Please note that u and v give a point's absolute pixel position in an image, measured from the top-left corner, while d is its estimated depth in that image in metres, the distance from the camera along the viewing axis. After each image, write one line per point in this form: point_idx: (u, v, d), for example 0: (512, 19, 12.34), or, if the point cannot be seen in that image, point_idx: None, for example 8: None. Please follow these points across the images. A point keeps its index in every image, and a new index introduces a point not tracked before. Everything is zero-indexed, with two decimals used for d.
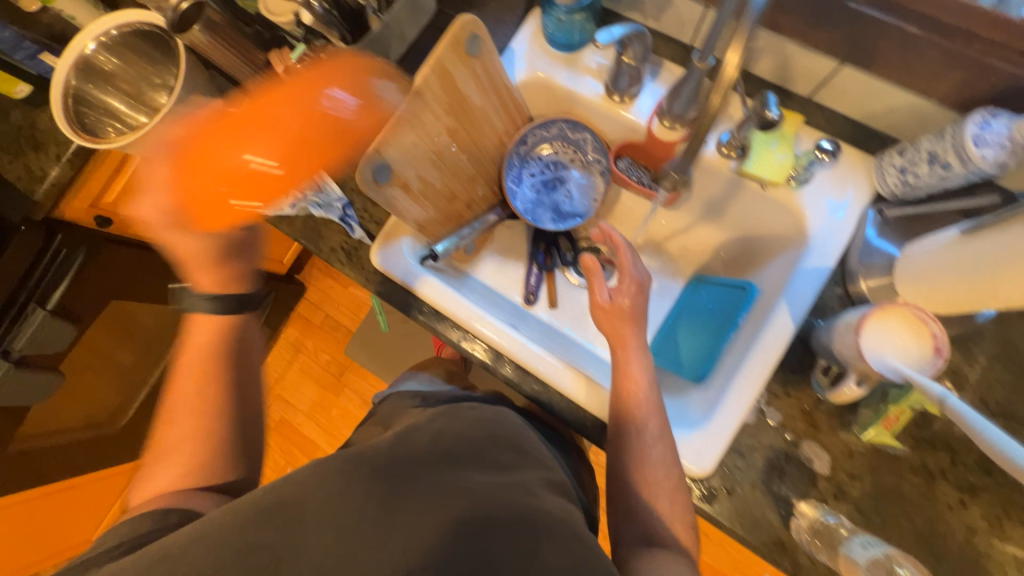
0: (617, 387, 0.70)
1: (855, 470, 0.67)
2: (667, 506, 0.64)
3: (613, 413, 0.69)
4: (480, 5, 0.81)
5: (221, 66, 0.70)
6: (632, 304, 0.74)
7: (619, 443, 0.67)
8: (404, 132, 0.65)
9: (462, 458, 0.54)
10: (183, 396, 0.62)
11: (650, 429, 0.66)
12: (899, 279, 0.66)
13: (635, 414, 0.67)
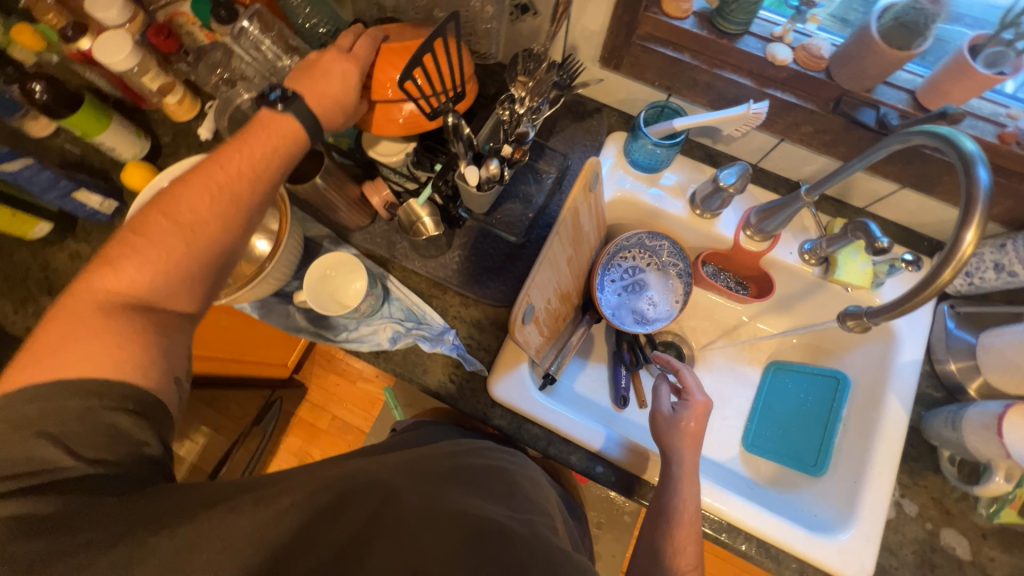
0: (659, 501, 0.69)
1: (993, 551, 0.70)
2: None
3: (649, 522, 0.69)
4: (563, 132, 0.89)
5: (326, 204, 0.75)
6: (693, 420, 0.73)
7: (649, 552, 0.66)
8: (543, 272, 0.67)
9: (452, 480, 0.56)
10: (206, 175, 0.54)
11: (684, 553, 0.65)
12: (986, 366, 0.73)
13: (669, 517, 0.66)
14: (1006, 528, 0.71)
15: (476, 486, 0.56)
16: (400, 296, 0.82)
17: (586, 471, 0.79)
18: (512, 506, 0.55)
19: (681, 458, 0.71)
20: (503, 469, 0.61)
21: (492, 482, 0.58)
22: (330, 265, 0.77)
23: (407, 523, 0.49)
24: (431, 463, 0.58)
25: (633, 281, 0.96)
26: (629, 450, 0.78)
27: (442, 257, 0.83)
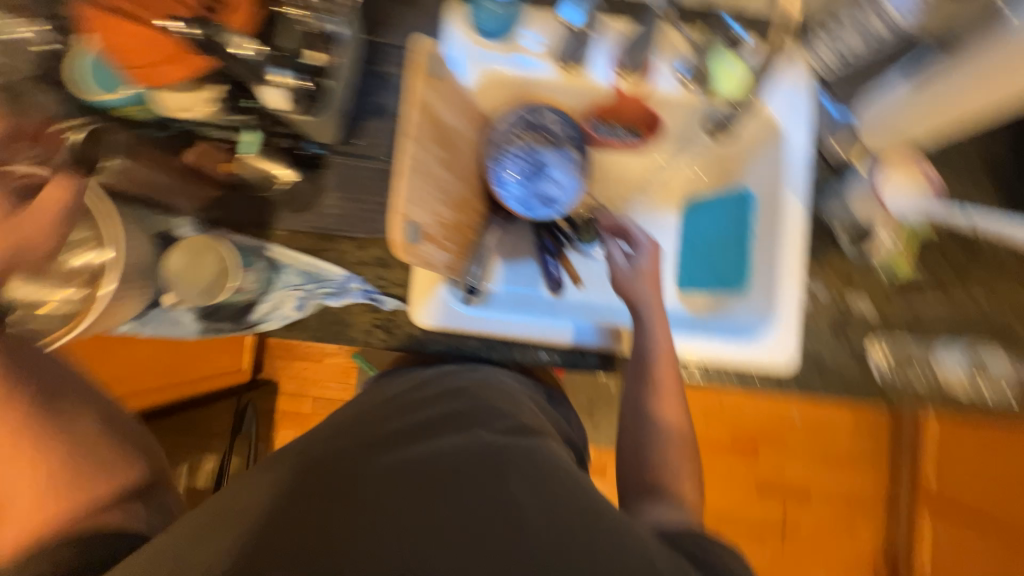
0: (636, 357, 0.77)
1: (892, 300, 0.79)
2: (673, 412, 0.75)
3: (632, 378, 0.76)
4: (395, 22, 0.78)
5: None
6: (648, 267, 0.79)
7: (636, 400, 0.76)
8: (417, 183, 0.62)
9: (432, 424, 0.59)
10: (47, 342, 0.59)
11: (665, 384, 0.75)
12: (865, 133, 0.77)
13: (647, 368, 0.75)
14: (903, 285, 0.79)
15: (437, 419, 0.60)
16: (289, 262, 0.75)
17: (530, 360, 0.82)
18: (482, 418, 0.59)
19: (649, 309, 0.77)
20: (462, 394, 0.65)
21: (453, 407, 0.62)
22: (197, 252, 0.69)
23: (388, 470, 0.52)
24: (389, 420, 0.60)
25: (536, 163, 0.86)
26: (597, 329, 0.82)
27: (316, 204, 0.76)
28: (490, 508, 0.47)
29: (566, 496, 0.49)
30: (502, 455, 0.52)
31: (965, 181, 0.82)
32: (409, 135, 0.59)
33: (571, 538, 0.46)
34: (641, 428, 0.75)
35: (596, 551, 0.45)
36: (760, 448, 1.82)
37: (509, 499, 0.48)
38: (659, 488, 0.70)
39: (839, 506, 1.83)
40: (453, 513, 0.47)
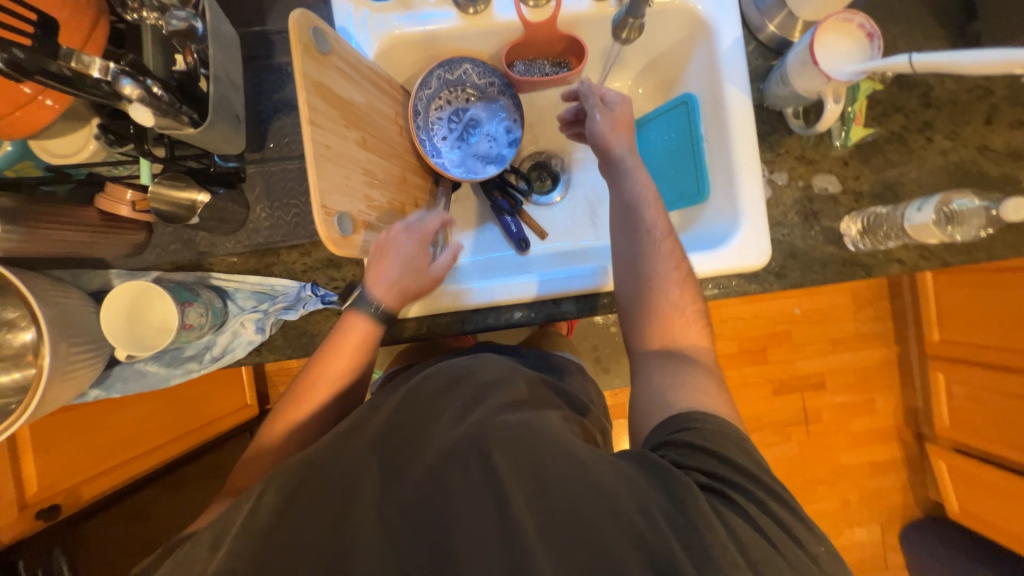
0: (619, 204, 0.72)
1: (855, 171, 0.76)
2: (678, 295, 0.66)
3: (623, 229, 0.71)
4: (274, 6, 0.71)
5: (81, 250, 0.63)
6: (620, 116, 0.75)
7: (628, 251, 0.69)
8: (332, 168, 0.57)
9: (433, 413, 0.57)
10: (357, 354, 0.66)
11: (658, 226, 0.69)
12: (795, 5, 0.70)
13: (636, 214, 0.70)
14: (860, 145, 0.76)
15: (432, 411, 0.57)
16: (236, 286, 0.72)
17: (507, 323, 0.76)
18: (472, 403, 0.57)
19: (624, 153, 0.73)
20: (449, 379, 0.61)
21: (441, 395, 0.59)
22: (136, 301, 0.63)
23: (391, 479, 0.51)
24: (381, 415, 0.58)
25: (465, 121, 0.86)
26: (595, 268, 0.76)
27: (247, 220, 0.71)
28: (484, 508, 0.47)
29: (563, 470, 0.49)
30: (496, 441, 0.50)
31: (909, 26, 0.77)
32: (308, 119, 0.55)
33: (569, 514, 0.46)
34: (639, 276, 0.68)
35: (585, 514, 0.46)
36: (768, 349, 1.85)
37: (503, 489, 0.47)
38: (672, 347, 0.64)
39: (855, 384, 1.87)
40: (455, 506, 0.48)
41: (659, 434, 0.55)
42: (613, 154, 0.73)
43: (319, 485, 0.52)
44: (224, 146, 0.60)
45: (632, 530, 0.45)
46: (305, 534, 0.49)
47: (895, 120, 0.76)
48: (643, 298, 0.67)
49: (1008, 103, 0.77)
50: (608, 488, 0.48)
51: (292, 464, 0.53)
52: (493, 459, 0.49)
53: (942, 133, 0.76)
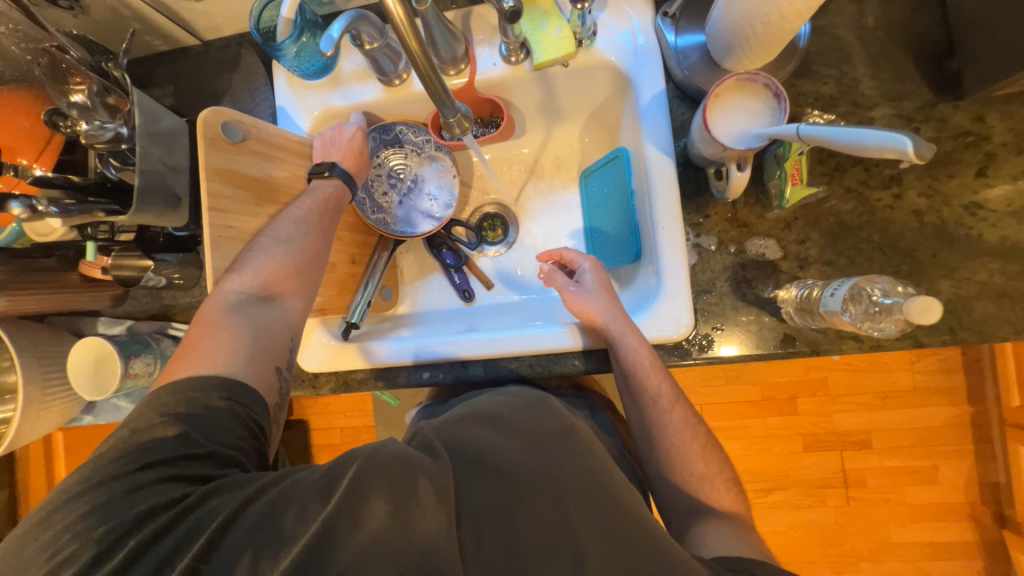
0: (620, 371, 0.69)
1: (800, 235, 0.67)
2: (703, 467, 0.67)
3: (630, 398, 0.70)
4: (229, 91, 0.82)
5: (74, 307, 0.77)
6: (599, 283, 0.72)
7: (641, 419, 0.70)
8: (231, 246, 0.66)
9: (495, 448, 0.57)
10: (323, 225, 0.69)
11: (663, 394, 0.67)
12: (719, 56, 0.64)
13: (647, 387, 0.67)
14: (805, 205, 0.67)
15: (503, 447, 0.57)
16: None
17: (417, 381, 0.79)
18: (536, 444, 0.58)
19: (609, 320, 0.68)
20: (497, 413, 0.64)
21: (507, 430, 0.61)
22: (98, 355, 0.74)
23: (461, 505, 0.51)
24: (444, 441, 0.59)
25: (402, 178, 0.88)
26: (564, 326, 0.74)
27: (201, 278, 0.80)
28: (559, 563, 0.47)
29: (642, 536, 0.49)
30: (572, 494, 0.52)
31: (871, 66, 0.67)
32: (208, 205, 0.62)
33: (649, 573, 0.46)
34: (657, 445, 0.69)
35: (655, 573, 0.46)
36: (798, 399, 1.59)
37: (580, 544, 0.48)
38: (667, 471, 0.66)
39: (912, 447, 1.54)
40: (530, 556, 0.47)
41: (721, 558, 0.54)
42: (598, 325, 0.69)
43: (411, 479, 0.51)
44: (160, 221, 0.70)
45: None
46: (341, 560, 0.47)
47: (853, 174, 0.66)
48: (666, 456, 0.68)
49: (1010, 150, 0.63)
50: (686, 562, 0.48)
51: (370, 457, 0.53)
52: (570, 513, 0.50)
53: (915, 189, 0.65)
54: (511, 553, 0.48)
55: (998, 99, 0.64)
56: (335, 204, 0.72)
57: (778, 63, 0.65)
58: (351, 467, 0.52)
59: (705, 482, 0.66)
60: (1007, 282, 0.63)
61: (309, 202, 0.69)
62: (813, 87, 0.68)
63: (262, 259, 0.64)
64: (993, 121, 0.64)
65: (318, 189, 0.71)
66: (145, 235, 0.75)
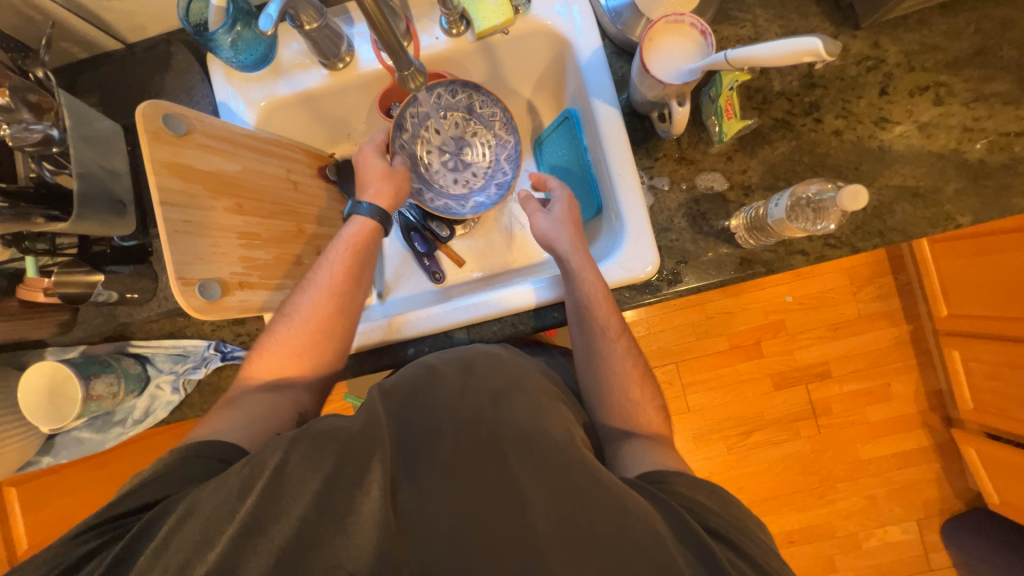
0: (572, 300, 0.70)
1: (741, 166, 0.73)
2: (639, 392, 0.67)
3: (579, 329, 0.70)
4: (163, 93, 0.79)
5: (14, 338, 0.71)
6: (566, 215, 0.75)
7: (585, 346, 0.70)
8: (192, 241, 0.62)
9: (445, 421, 0.57)
10: (339, 288, 0.69)
11: (611, 325, 0.68)
12: (646, 9, 0.68)
13: (596, 315, 0.68)
14: (742, 138, 0.73)
15: (449, 411, 0.58)
16: (153, 351, 0.78)
17: (403, 359, 0.79)
18: (485, 399, 0.59)
19: (568, 252, 0.72)
20: (440, 373, 0.63)
21: (455, 394, 0.60)
22: (51, 380, 0.69)
23: (405, 484, 0.52)
24: (383, 409, 0.58)
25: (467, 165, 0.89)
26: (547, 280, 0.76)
27: (158, 289, 0.76)
28: (502, 507, 0.49)
29: (577, 475, 0.50)
30: (512, 445, 0.53)
31: (781, 8, 0.74)
32: (161, 200, 0.59)
33: (580, 505, 0.48)
34: (598, 371, 0.69)
35: (595, 519, 0.47)
36: (762, 342, 1.69)
37: (518, 489, 0.50)
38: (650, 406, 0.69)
39: (865, 370, 1.68)
40: (477, 506, 0.50)
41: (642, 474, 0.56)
42: (557, 254, 0.72)
43: (335, 455, 0.52)
44: (107, 231, 0.66)
45: (646, 534, 0.46)
46: (342, 531, 0.48)
47: (779, 105, 0.73)
48: (606, 381, 0.68)
49: (904, 70, 0.72)
50: (616, 488, 0.50)
51: (295, 438, 0.53)
52: (511, 462, 0.52)
53: (832, 112, 0.73)
54: (460, 505, 0.50)
55: (888, 26, 0.72)
56: (360, 257, 0.71)
57: (700, 11, 0.71)
58: (274, 453, 0.51)
59: (643, 407, 0.66)
60: (919, 184, 0.71)
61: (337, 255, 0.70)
62: (734, 30, 0.74)
63: (276, 342, 0.67)
64: (886, 45, 0.72)
65: (347, 235, 0.72)
66: (88, 249, 0.72)
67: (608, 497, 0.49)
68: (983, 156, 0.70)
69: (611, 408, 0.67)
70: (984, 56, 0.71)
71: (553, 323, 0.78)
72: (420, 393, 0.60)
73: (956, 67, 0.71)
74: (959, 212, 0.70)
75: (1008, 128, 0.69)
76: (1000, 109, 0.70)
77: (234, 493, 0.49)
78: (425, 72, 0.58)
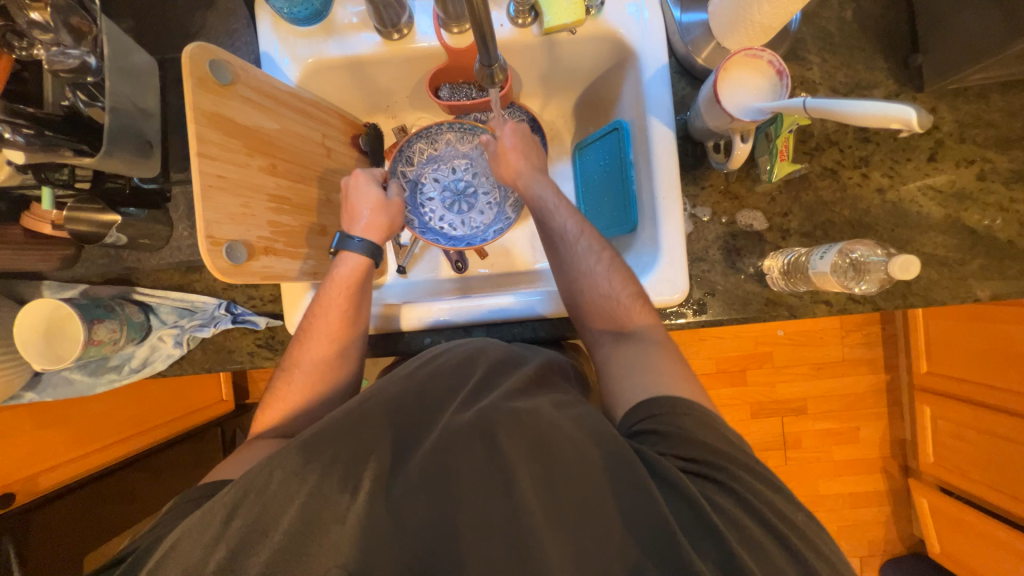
0: (534, 213, 0.74)
1: (783, 209, 0.73)
2: (609, 284, 0.67)
3: (547, 243, 0.72)
4: (204, 33, 0.75)
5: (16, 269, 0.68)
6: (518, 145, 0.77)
7: (554, 257, 0.71)
8: (223, 198, 0.58)
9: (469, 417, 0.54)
10: (338, 336, 0.69)
11: (569, 228, 0.71)
12: (720, 35, 0.67)
13: (551, 227, 0.72)
14: (789, 180, 0.73)
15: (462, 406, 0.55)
16: (159, 301, 0.76)
17: (416, 348, 0.78)
18: (477, 394, 0.56)
19: (519, 175, 0.75)
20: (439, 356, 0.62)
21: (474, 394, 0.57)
22: (51, 318, 0.66)
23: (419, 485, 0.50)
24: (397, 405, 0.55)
25: (471, 203, 0.89)
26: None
27: (171, 238, 0.73)
28: (494, 493, 0.48)
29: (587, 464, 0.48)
30: (500, 425, 0.51)
31: (848, 57, 0.74)
32: (198, 151, 0.56)
33: (577, 504, 0.48)
34: (568, 276, 0.69)
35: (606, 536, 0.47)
36: (748, 371, 1.73)
37: (534, 499, 0.47)
38: None
39: (839, 412, 1.74)
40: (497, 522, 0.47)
41: (640, 422, 0.55)
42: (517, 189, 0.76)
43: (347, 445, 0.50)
44: (131, 171, 0.63)
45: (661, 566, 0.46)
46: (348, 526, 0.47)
47: (829, 155, 0.74)
48: (576, 283, 0.68)
49: (955, 140, 0.73)
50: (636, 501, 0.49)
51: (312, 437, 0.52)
52: (527, 459, 0.50)
53: (879, 170, 0.73)
54: (476, 518, 0.47)
55: (947, 93, 0.73)
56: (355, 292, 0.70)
57: (772, 46, 0.70)
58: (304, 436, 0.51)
59: (617, 296, 0.66)
60: (948, 254, 0.73)
61: (332, 295, 0.69)
62: (799, 71, 0.74)
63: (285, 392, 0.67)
64: (942, 112, 0.73)
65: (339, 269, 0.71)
66: (105, 186, 0.67)
67: (606, 480, 0.48)
68: (1011, 237, 0.72)
69: (595, 327, 0.67)
70: None
71: (572, 333, 0.77)
72: (438, 390, 0.58)
73: (1005, 145, 0.72)
74: (979, 287, 0.72)
75: None
76: None
77: None
78: (503, 69, 0.57)
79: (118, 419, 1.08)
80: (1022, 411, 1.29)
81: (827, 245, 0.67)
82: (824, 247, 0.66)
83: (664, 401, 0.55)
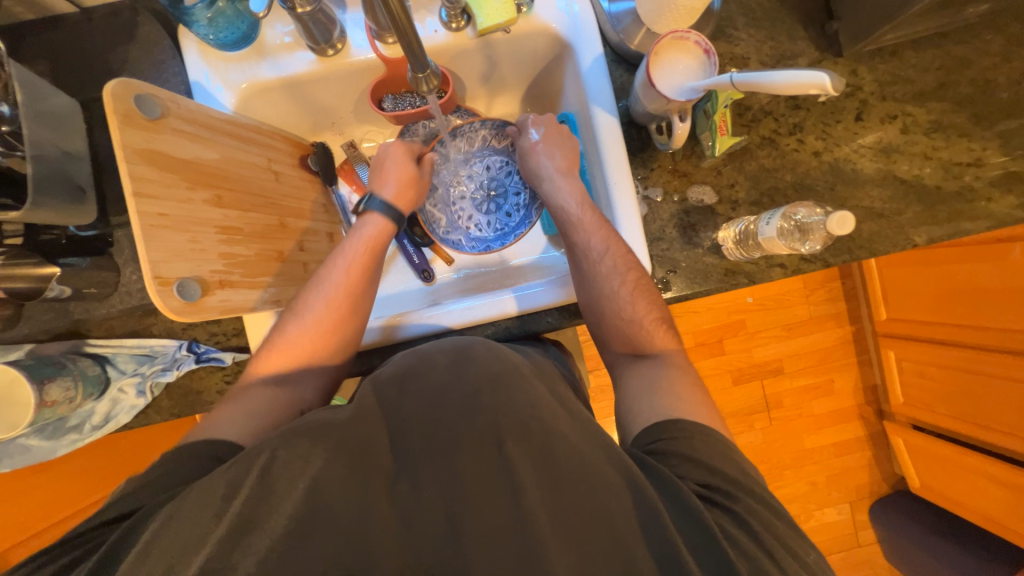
0: (559, 221, 0.75)
1: (730, 181, 0.76)
2: (636, 308, 0.68)
3: (571, 255, 0.73)
4: (128, 69, 0.72)
5: None
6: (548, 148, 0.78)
7: (576, 268, 0.72)
8: (167, 236, 0.56)
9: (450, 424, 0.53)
10: (353, 287, 0.69)
11: (595, 244, 0.70)
12: (648, 22, 0.69)
13: (576, 241, 0.72)
14: (731, 153, 0.76)
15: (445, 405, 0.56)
16: (114, 351, 0.72)
17: None
18: (466, 393, 0.56)
19: (549, 178, 0.76)
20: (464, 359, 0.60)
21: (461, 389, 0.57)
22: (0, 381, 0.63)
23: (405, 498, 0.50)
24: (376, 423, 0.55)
25: (499, 204, 0.88)
26: (549, 283, 0.77)
27: (120, 283, 0.71)
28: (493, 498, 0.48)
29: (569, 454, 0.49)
30: (508, 435, 0.51)
31: (771, 30, 0.77)
32: (132, 190, 0.53)
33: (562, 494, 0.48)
34: (591, 290, 0.70)
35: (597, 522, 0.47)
36: (724, 341, 1.79)
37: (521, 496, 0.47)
38: None
39: (813, 367, 1.81)
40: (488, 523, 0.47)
41: (654, 435, 0.55)
42: (540, 190, 0.78)
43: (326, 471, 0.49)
44: (65, 220, 0.60)
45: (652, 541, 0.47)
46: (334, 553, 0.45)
47: (766, 124, 0.77)
48: (600, 300, 0.69)
49: (877, 98, 0.77)
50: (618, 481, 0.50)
51: (290, 435, 0.52)
52: (508, 453, 0.50)
53: (813, 134, 0.77)
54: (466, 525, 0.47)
55: (865, 56, 0.78)
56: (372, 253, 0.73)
57: (698, 27, 0.73)
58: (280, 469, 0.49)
59: (639, 321, 0.67)
60: (885, 206, 0.77)
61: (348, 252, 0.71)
62: (727, 48, 0.77)
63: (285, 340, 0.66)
64: (863, 74, 0.77)
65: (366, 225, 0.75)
66: (37, 237, 0.62)
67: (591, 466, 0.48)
68: (938, 183, 0.77)
69: (614, 345, 0.70)
70: (944, 91, 0.77)
71: (545, 327, 0.78)
72: (416, 395, 0.57)
73: (922, 99, 0.77)
74: (916, 233, 0.76)
75: (960, 158, 0.76)
76: (956, 140, 0.77)
77: (214, 515, 0.46)
78: (438, 74, 0.57)
79: (88, 480, 1.03)
80: (974, 344, 1.38)
81: (773, 210, 0.70)
82: (770, 213, 0.69)
83: (679, 426, 0.55)
